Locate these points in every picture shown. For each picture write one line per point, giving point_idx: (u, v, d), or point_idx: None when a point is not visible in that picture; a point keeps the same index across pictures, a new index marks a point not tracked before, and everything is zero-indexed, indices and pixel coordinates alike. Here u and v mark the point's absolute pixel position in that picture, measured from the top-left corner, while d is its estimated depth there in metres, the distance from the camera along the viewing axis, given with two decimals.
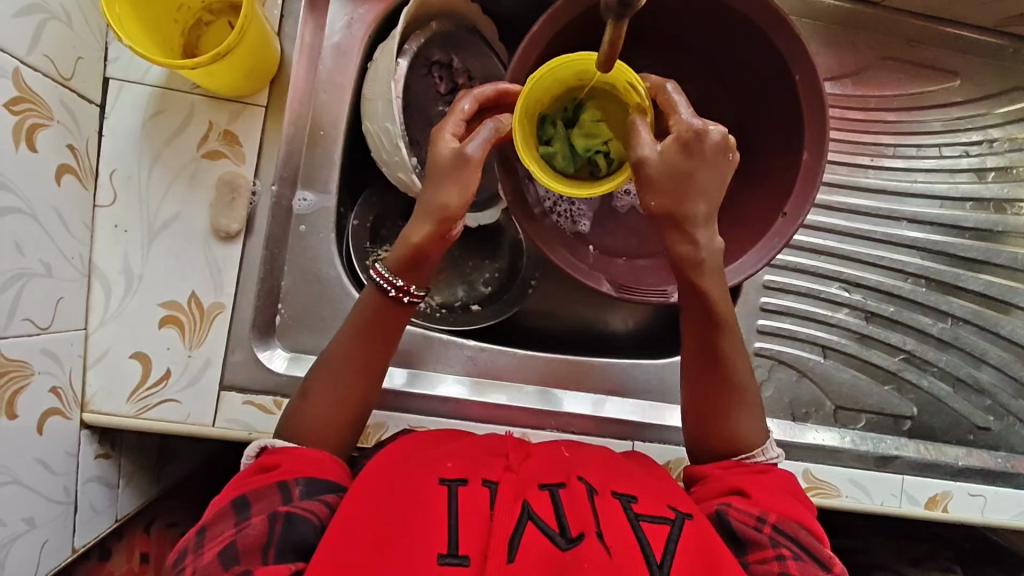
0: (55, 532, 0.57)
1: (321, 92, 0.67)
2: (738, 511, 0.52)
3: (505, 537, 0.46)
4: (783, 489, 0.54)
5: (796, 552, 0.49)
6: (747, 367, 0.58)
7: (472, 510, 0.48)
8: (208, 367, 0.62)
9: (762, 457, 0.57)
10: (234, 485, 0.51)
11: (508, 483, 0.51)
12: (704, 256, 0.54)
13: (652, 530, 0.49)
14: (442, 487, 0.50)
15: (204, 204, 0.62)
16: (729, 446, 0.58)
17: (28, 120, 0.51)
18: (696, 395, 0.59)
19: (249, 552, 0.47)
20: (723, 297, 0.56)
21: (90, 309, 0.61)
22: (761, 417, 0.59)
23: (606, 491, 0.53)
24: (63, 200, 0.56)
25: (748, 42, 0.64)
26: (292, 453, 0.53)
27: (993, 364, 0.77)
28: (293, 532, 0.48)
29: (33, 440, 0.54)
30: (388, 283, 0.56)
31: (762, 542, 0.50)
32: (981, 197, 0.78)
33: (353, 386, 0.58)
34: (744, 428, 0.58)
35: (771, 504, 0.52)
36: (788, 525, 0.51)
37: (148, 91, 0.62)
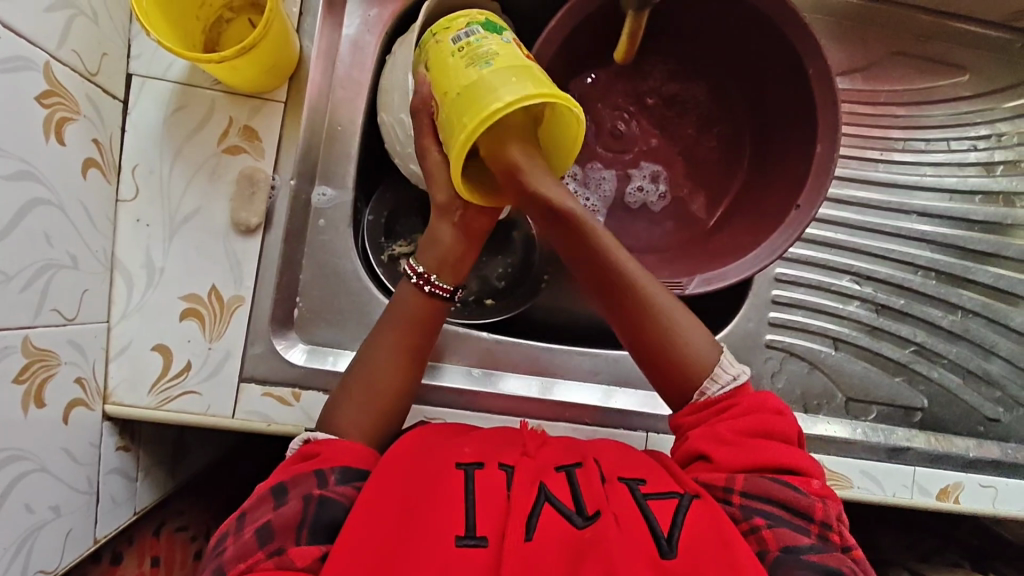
0: (79, 522, 0.58)
1: (339, 89, 0.69)
2: (707, 487, 0.53)
3: (521, 516, 0.47)
4: (741, 433, 0.54)
5: (769, 513, 0.50)
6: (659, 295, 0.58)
7: (490, 491, 0.49)
8: (228, 359, 0.63)
9: (717, 385, 0.57)
10: (277, 472, 0.52)
11: (524, 467, 0.51)
12: (559, 211, 0.54)
13: (661, 507, 0.49)
14: (460, 470, 0.51)
15: (225, 198, 0.63)
16: (683, 375, 0.57)
17: (58, 113, 0.52)
18: (635, 339, 0.58)
19: (284, 531, 0.48)
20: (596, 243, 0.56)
21: (113, 302, 0.61)
22: (706, 338, 0.58)
23: (615, 475, 0.53)
24: (88, 193, 0.57)
25: (761, 36, 0.65)
26: (332, 442, 0.53)
27: (1003, 356, 0.77)
28: (326, 515, 0.49)
29: (59, 430, 0.54)
30: (411, 271, 0.60)
31: (735, 517, 0.50)
32: (989, 190, 0.79)
33: (399, 378, 0.59)
34: (686, 349, 0.57)
35: (734, 466, 0.52)
36: (758, 487, 0.51)
37: (171, 87, 0.63)
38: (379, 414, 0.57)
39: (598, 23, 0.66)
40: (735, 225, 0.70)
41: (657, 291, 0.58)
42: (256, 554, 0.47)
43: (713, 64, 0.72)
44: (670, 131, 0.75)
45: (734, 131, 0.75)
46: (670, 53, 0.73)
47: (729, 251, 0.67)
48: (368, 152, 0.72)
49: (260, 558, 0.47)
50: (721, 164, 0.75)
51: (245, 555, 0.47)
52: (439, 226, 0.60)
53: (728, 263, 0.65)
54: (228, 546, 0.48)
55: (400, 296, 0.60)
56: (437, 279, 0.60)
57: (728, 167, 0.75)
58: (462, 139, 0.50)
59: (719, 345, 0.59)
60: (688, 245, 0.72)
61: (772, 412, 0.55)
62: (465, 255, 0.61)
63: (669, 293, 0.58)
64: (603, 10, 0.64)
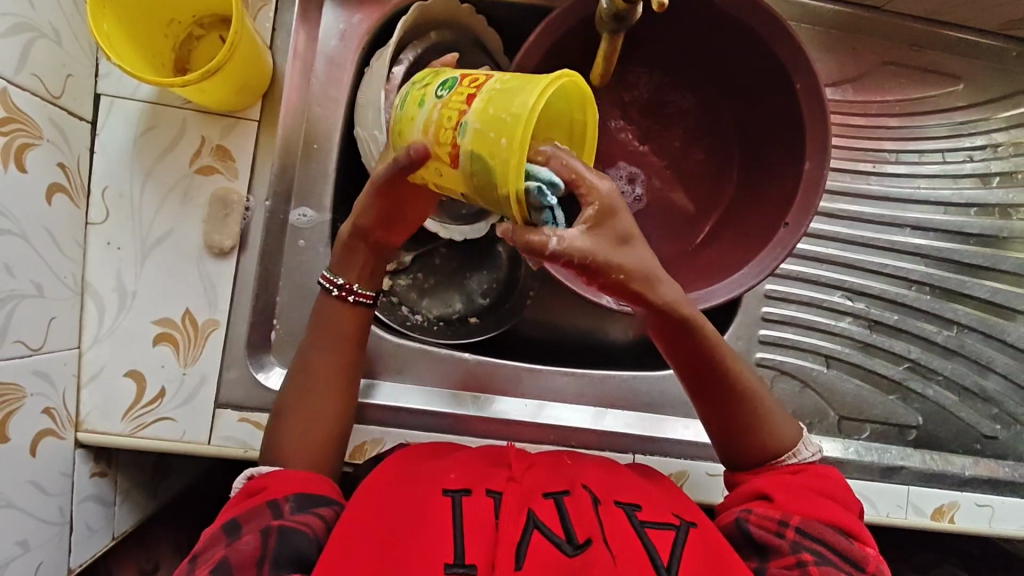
0: (50, 554, 0.57)
1: (315, 106, 0.66)
2: (759, 517, 0.51)
3: (511, 545, 0.45)
4: (812, 490, 0.53)
5: (821, 555, 0.48)
6: (734, 356, 0.56)
7: (477, 519, 0.47)
8: (204, 385, 0.62)
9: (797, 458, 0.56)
10: (224, 514, 0.50)
11: (512, 493, 0.50)
12: (670, 297, 0.50)
13: (657, 536, 0.49)
14: (446, 498, 0.49)
15: (198, 220, 0.62)
16: (768, 452, 0.56)
17: (17, 140, 0.50)
18: (715, 394, 0.56)
19: (243, 566, 0.45)
20: (699, 326, 0.52)
21: (84, 328, 0.60)
22: (788, 416, 0.58)
23: (609, 500, 0.52)
24: (54, 219, 0.55)
25: (751, 48, 0.63)
26: (275, 477, 0.52)
27: (999, 372, 0.76)
28: (289, 546, 0.47)
29: (26, 462, 0.53)
30: (332, 283, 0.58)
31: (784, 549, 0.48)
32: (985, 203, 0.77)
33: (336, 416, 0.57)
34: (769, 432, 0.56)
35: (795, 507, 0.51)
36: (812, 526, 0.50)
37: (140, 107, 0.61)
38: (318, 444, 0.56)
39: (580, 36, 0.64)
40: (723, 241, 0.68)
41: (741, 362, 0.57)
42: None
43: (702, 74, 0.70)
44: (656, 144, 0.73)
45: (722, 143, 0.72)
46: (656, 64, 0.71)
47: (718, 267, 0.65)
48: (348, 168, 0.70)
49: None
50: (709, 177, 0.73)
51: None
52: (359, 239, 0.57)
53: (711, 284, 0.63)
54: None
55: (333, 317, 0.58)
56: (359, 290, 0.59)
57: (717, 180, 0.72)
58: (543, 81, 0.39)
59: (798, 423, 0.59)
60: (674, 262, 0.70)
61: (843, 484, 0.55)
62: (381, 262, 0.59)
63: (764, 379, 0.58)
64: (583, 24, 0.62)
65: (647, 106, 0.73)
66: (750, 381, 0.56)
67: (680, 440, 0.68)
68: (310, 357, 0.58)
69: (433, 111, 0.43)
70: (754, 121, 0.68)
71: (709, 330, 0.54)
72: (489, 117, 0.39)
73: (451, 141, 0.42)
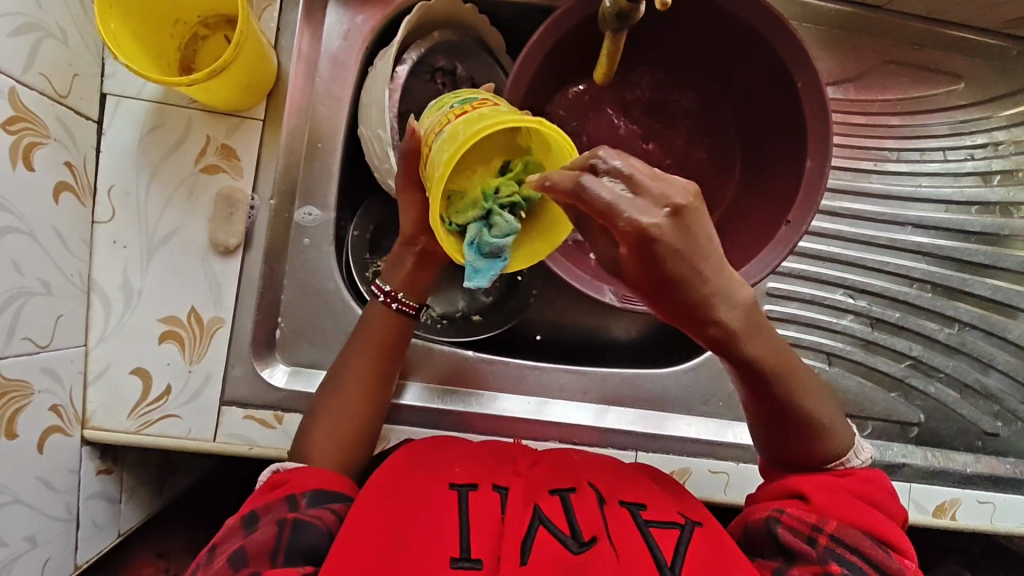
0: (57, 550, 0.57)
1: (319, 105, 0.67)
2: (792, 519, 0.50)
3: (516, 539, 0.46)
4: (854, 495, 0.52)
5: (854, 564, 0.47)
6: (801, 368, 0.54)
7: (483, 515, 0.48)
8: (209, 382, 0.62)
9: (858, 459, 0.56)
10: (248, 503, 0.51)
11: (518, 489, 0.50)
12: (740, 325, 0.48)
13: (661, 536, 0.49)
14: (453, 492, 0.50)
15: (203, 219, 0.62)
16: (824, 458, 0.55)
17: (25, 139, 0.51)
18: (771, 411, 0.54)
19: (258, 556, 0.46)
20: (769, 350, 0.50)
21: (90, 326, 0.60)
22: (843, 422, 0.56)
23: (614, 500, 0.52)
24: (61, 217, 0.56)
25: (753, 46, 0.63)
26: (301, 471, 0.52)
27: (1001, 369, 0.76)
28: (302, 538, 0.47)
29: (34, 459, 0.54)
30: (378, 289, 0.60)
31: (814, 555, 0.48)
32: (986, 201, 0.77)
33: (359, 423, 0.58)
34: (823, 444, 0.54)
35: (832, 511, 0.50)
36: (847, 534, 0.49)
37: (145, 106, 0.61)
38: (339, 445, 0.56)
39: (582, 35, 0.64)
40: (726, 239, 0.69)
41: (806, 378, 0.54)
42: None
43: (704, 73, 0.71)
44: (661, 143, 0.73)
45: (724, 142, 0.73)
46: (658, 62, 0.71)
47: None
48: (352, 167, 0.71)
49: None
50: (712, 175, 0.73)
51: None
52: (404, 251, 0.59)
53: None
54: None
55: (368, 319, 0.60)
56: (403, 298, 0.60)
57: (720, 179, 0.73)
58: (508, 118, 0.41)
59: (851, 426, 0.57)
60: None
61: (887, 490, 0.54)
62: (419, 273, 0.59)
63: (824, 389, 0.56)
64: (585, 23, 0.63)
65: (649, 105, 0.73)
66: (811, 403, 0.53)
67: (683, 437, 0.69)
68: (348, 360, 0.59)
69: (439, 116, 0.46)
70: (755, 120, 0.68)
71: (777, 350, 0.51)
72: (454, 131, 0.42)
73: (431, 141, 0.45)
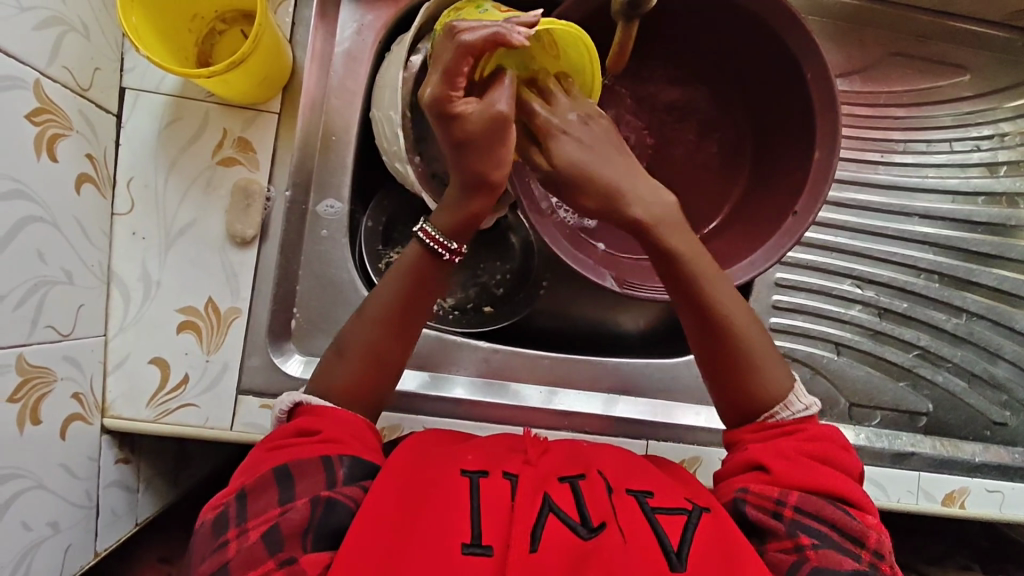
0: (78, 536, 0.58)
1: (332, 98, 0.68)
2: (756, 497, 0.51)
3: (527, 527, 0.46)
4: (806, 455, 0.52)
5: (819, 534, 0.49)
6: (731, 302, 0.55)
7: (494, 499, 0.48)
8: (226, 371, 0.63)
9: (787, 412, 0.54)
10: (277, 451, 0.51)
11: (528, 477, 0.51)
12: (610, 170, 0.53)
13: (669, 522, 0.49)
14: (463, 478, 0.50)
15: (221, 210, 0.63)
16: (755, 407, 0.55)
17: (49, 130, 0.52)
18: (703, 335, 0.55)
19: (292, 537, 0.46)
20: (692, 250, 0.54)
21: (109, 316, 0.61)
22: (784, 369, 0.56)
23: (621, 488, 0.52)
24: (82, 208, 0.57)
25: (762, 42, 0.64)
26: (331, 414, 0.53)
27: (1008, 359, 0.76)
28: (334, 518, 0.47)
29: (56, 445, 0.54)
30: (439, 245, 0.55)
31: (781, 532, 0.49)
32: (993, 191, 0.78)
33: (373, 378, 0.56)
34: (755, 381, 0.55)
35: (793, 481, 0.51)
36: (810, 502, 0.50)
37: (164, 100, 0.62)
38: (357, 374, 0.56)
39: (592, 27, 0.64)
40: (734, 231, 0.69)
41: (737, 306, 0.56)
42: (264, 561, 0.45)
43: (714, 66, 0.71)
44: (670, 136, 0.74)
45: (736, 135, 0.73)
46: (669, 55, 0.72)
47: (726, 256, 0.66)
48: (364, 158, 0.72)
49: (271, 567, 0.45)
50: (721, 169, 0.74)
51: (253, 559, 0.45)
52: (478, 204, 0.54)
53: (726, 269, 0.64)
54: (231, 548, 0.46)
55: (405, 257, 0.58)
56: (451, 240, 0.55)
57: (730, 171, 0.73)
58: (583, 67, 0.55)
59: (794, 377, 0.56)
60: None
61: (838, 443, 0.54)
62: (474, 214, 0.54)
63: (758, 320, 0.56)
64: (596, 18, 0.63)
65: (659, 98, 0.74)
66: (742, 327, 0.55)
67: (692, 427, 0.70)
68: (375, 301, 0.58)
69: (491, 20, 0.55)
70: (764, 114, 0.69)
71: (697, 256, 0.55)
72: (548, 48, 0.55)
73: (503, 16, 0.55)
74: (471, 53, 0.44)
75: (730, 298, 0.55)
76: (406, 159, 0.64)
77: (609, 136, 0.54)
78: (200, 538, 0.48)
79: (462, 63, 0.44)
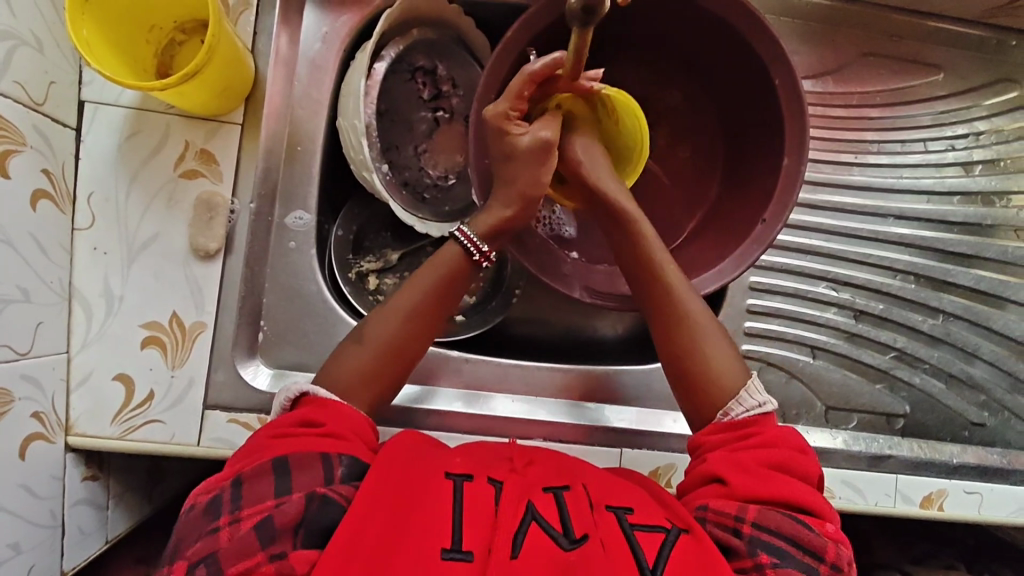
0: (42, 556, 0.57)
1: (298, 108, 0.67)
2: (716, 515, 0.50)
3: (509, 534, 0.45)
4: (762, 465, 0.51)
5: (777, 549, 0.47)
6: (691, 307, 0.58)
7: (478, 505, 0.48)
8: (192, 387, 0.62)
9: (740, 407, 0.54)
10: (281, 441, 0.50)
11: (513, 484, 0.51)
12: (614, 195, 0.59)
13: (646, 539, 0.48)
14: (449, 481, 0.50)
15: (184, 223, 0.62)
16: (711, 406, 0.56)
17: (0, 147, 0.51)
18: (665, 340, 0.58)
19: (285, 531, 0.45)
20: (653, 256, 0.59)
21: (72, 332, 0.61)
22: (734, 361, 0.57)
23: (602, 505, 0.52)
24: (39, 224, 0.56)
25: (730, 45, 0.63)
26: (336, 408, 0.53)
27: (986, 359, 0.76)
28: (326, 517, 0.46)
29: (16, 466, 0.54)
30: (474, 245, 0.58)
31: (740, 550, 0.48)
32: (968, 190, 0.77)
33: (363, 403, 0.55)
34: (710, 378, 0.56)
35: (751, 495, 0.50)
36: (767, 517, 0.49)
37: (124, 113, 0.62)
38: (368, 372, 0.56)
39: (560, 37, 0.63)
40: (705, 238, 0.69)
41: (698, 312, 0.58)
42: (256, 553, 0.44)
43: (687, 71, 0.70)
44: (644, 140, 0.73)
45: (708, 139, 0.72)
46: (639, 60, 0.71)
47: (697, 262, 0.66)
48: (332, 167, 0.71)
49: (261, 561, 0.44)
50: (695, 173, 0.72)
51: (246, 550, 0.44)
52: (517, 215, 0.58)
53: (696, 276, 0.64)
54: (223, 536, 0.45)
55: (439, 258, 0.60)
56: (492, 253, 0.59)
57: (702, 176, 0.72)
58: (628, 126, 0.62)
59: (743, 364, 0.57)
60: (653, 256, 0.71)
61: (796, 445, 0.53)
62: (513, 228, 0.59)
63: (713, 319, 0.58)
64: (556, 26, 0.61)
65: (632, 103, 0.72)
66: (697, 326, 0.57)
67: (668, 433, 0.69)
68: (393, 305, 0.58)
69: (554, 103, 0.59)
70: (734, 118, 0.69)
71: (660, 263, 0.59)
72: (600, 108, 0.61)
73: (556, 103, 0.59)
74: (533, 76, 0.54)
75: (691, 305, 0.58)
76: (373, 167, 0.62)
77: (597, 160, 0.60)
78: (191, 519, 0.47)
79: (525, 89, 0.54)
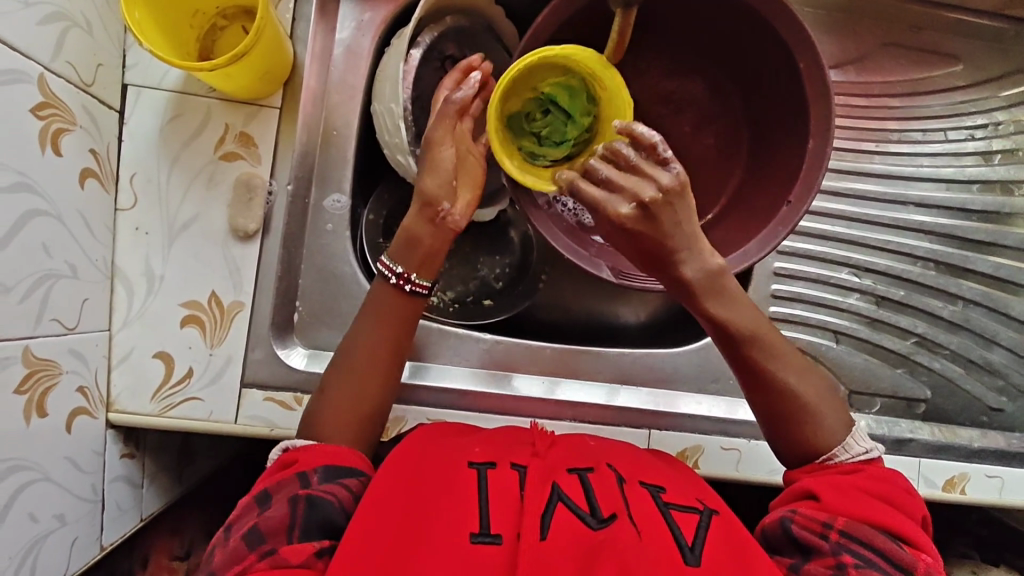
0: (84, 529, 0.58)
1: (333, 94, 0.68)
2: (804, 518, 0.50)
3: (536, 516, 0.46)
4: (862, 490, 0.51)
5: (863, 557, 0.46)
6: (788, 359, 0.57)
7: (503, 490, 0.48)
8: (230, 364, 0.63)
9: (846, 454, 0.55)
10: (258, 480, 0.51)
11: (536, 468, 0.51)
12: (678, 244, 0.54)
13: (683, 518, 0.50)
14: (471, 470, 0.50)
15: (223, 204, 0.64)
16: (810, 450, 0.56)
17: (54, 125, 0.52)
18: (752, 383, 0.58)
19: (275, 533, 0.46)
20: (744, 320, 0.57)
21: (114, 310, 0.62)
22: (841, 416, 0.57)
23: (634, 480, 0.53)
24: (86, 201, 0.57)
25: (756, 32, 0.65)
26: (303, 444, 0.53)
27: (1005, 345, 0.77)
28: (313, 516, 0.47)
29: (62, 438, 0.55)
30: (388, 270, 0.59)
31: (824, 549, 0.47)
32: (987, 179, 0.79)
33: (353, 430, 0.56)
34: (808, 426, 0.56)
35: (843, 509, 0.50)
36: (857, 528, 0.48)
37: (166, 96, 0.63)
38: (349, 408, 0.56)
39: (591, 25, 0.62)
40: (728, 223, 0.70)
41: (795, 365, 0.58)
42: (247, 557, 0.45)
43: (712, 60, 0.71)
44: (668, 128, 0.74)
45: (733, 127, 0.73)
46: (666, 50, 0.72)
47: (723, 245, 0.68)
48: (364, 153, 0.72)
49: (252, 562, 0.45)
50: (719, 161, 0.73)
51: (235, 558, 0.46)
52: (419, 223, 0.60)
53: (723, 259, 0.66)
54: (218, 550, 0.47)
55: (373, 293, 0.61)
56: (415, 277, 0.59)
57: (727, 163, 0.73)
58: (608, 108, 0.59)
59: (850, 420, 0.57)
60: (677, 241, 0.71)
61: (904, 488, 0.52)
62: (426, 247, 0.60)
63: (814, 372, 0.58)
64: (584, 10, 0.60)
65: (657, 92, 0.74)
66: (793, 381, 0.57)
67: (693, 415, 0.70)
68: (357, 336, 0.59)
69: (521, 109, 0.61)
70: (759, 107, 0.70)
71: (756, 321, 0.57)
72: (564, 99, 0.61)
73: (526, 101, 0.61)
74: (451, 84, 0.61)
75: (787, 362, 0.57)
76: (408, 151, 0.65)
77: (674, 212, 0.53)
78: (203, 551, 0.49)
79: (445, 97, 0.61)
